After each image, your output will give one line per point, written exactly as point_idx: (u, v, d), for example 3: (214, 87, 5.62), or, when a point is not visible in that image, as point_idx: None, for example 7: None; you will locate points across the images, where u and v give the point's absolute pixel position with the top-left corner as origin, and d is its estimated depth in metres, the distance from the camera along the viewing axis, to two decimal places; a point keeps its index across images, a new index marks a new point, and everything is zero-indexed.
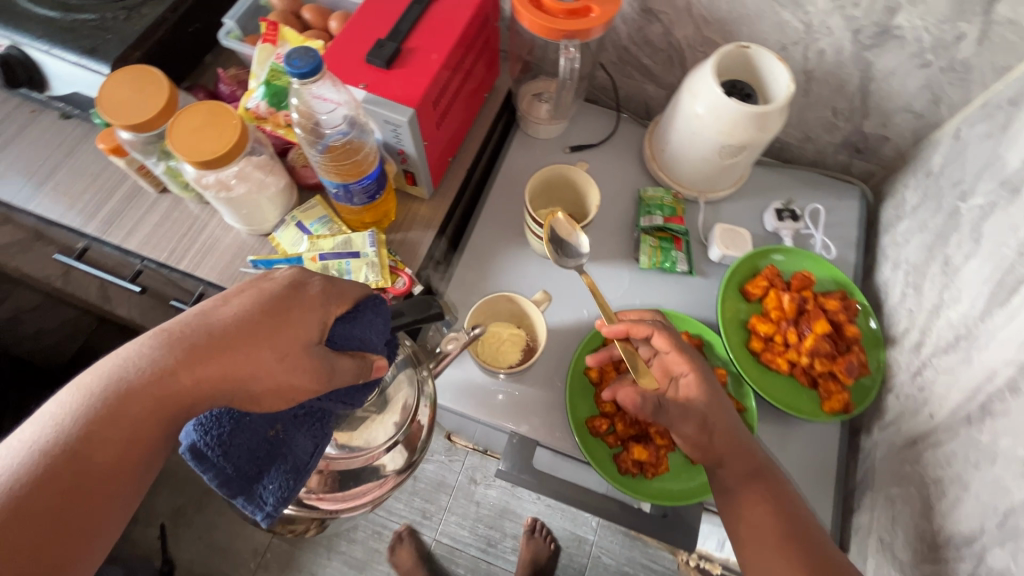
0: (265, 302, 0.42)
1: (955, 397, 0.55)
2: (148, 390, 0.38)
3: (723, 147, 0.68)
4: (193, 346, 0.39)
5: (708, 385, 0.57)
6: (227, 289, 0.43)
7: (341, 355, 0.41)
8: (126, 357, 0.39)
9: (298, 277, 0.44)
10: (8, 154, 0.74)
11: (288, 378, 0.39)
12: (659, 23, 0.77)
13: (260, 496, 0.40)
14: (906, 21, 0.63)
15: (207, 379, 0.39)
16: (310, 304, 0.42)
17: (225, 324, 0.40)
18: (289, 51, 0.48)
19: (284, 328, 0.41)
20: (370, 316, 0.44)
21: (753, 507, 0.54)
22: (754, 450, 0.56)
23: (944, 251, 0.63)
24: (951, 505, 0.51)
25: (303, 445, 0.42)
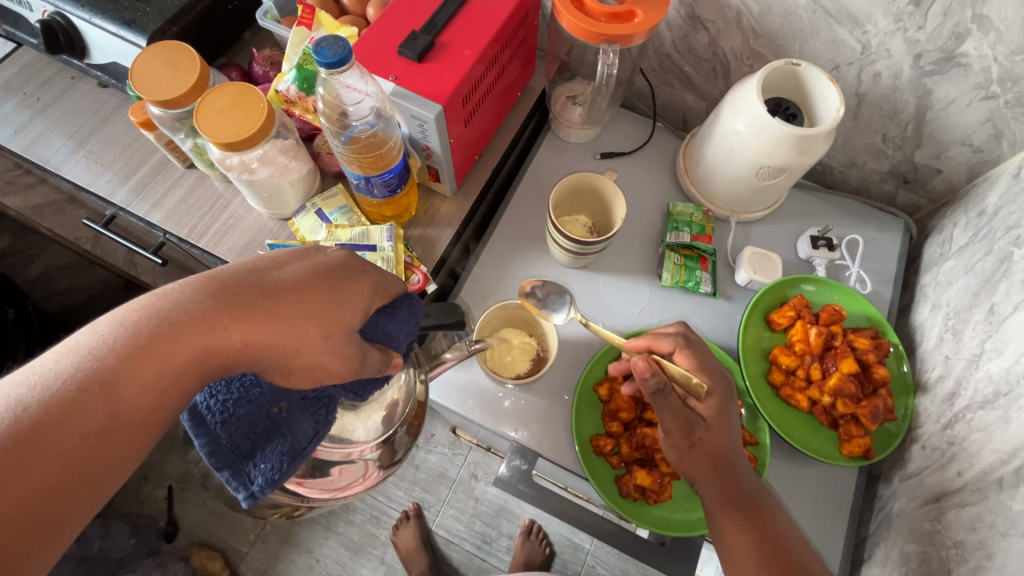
0: (317, 275, 0.40)
1: (988, 457, 0.51)
2: (194, 340, 0.35)
3: (761, 168, 0.65)
4: (245, 302, 0.37)
5: (725, 407, 0.55)
6: (281, 252, 0.41)
7: (371, 347, 0.41)
8: (173, 298, 0.36)
9: (352, 258, 0.42)
10: (46, 117, 0.75)
11: (325, 360, 0.38)
12: (706, 32, 0.73)
13: (248, 474, 0.39)
14: (973, 48, 0.58)
15: (255, 341, 0.37)
16: (360, 288, 0.41)
17: (281, 288, 0.39)
18: (318, 40, 0.47)
19: (332, 307, 0.39)
20: (405, 315, 0.42)
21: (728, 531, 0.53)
22: (741, 479, 0.54)
23: (990, 298, 0.59)
24: (972, 572, 0.48)
25: (304, 429, 0.40)
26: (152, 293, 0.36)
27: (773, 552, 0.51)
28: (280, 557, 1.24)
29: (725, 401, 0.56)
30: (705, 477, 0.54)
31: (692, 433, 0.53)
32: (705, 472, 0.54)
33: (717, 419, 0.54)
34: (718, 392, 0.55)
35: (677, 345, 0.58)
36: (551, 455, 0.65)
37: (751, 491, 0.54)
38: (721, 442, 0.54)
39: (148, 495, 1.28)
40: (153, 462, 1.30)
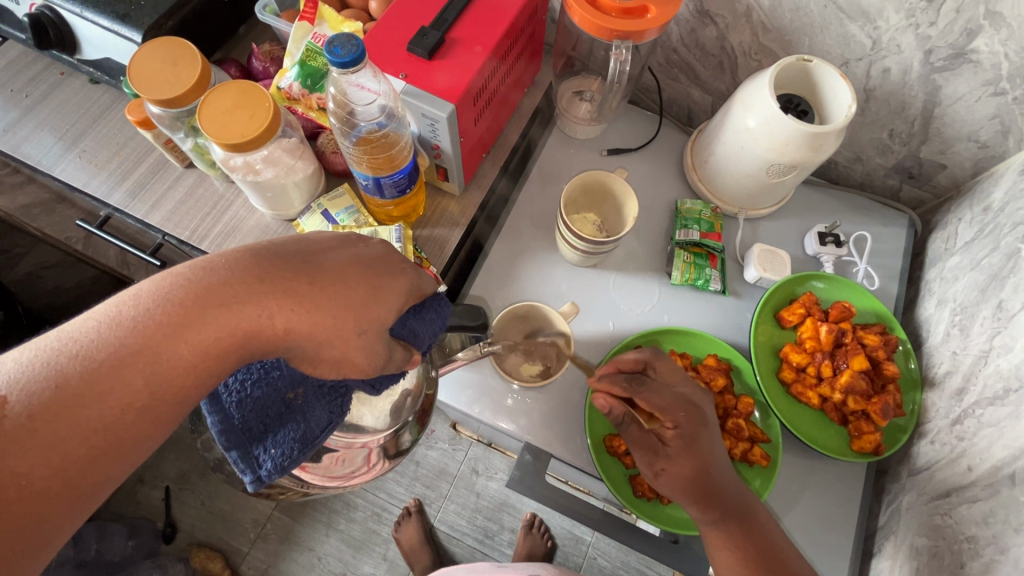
0: (358, 266, 0.39)
1: (1000, 453, 0.52)
2: (239, 322, 0.34)
3: (772, 165, 0.65)
4: (289, 285, 0.36)
5: (700, 433, 0.53)
6: (325, 237, 0.40)
7: (397, 343, 0.40)
8: (219, 274, 0.34)
9: (390, 253, 0.42)
10: (36, 114, 0.72)
11: (355, 354, 0.37)
12: (715, 27, 0.73)
13: (257, 459, 0.37)
14: (984, 45, 0.58)
15: (296, 330, 0.36)
16: (399, 286, 0.40)
17: (327, 278, 0.37)
18: (330, 39, 0.45)
19: (366, 304, 0.38)
20: (433, 315, 0.42)
21: (717, 540, 0.54)
22: (727, 494, 0.53)
23: (998, 294, 0.60)
24: (985, 566, 0.49)
25: (318, 418, 0.38)
26: (196, 264, 0.35)
27: (764, 559, 0.52)
28: (282, 555, 1.23)
29: (697, 432, 0.53)
30: (688, 499, 0.53)
31: (655, 462, 0.53)
32: (684, 496, 0.53)
33: (679, 448, 0.53)
34: (687, 425, 0.53)
35: (633, 393, 0.53)
36: (565, 455, 0.65)
37: (742, 505, 0.54)
38: (689, 470, 0.52)
39: (145, 496, 1.26)
40: (149, 463, 1.29)
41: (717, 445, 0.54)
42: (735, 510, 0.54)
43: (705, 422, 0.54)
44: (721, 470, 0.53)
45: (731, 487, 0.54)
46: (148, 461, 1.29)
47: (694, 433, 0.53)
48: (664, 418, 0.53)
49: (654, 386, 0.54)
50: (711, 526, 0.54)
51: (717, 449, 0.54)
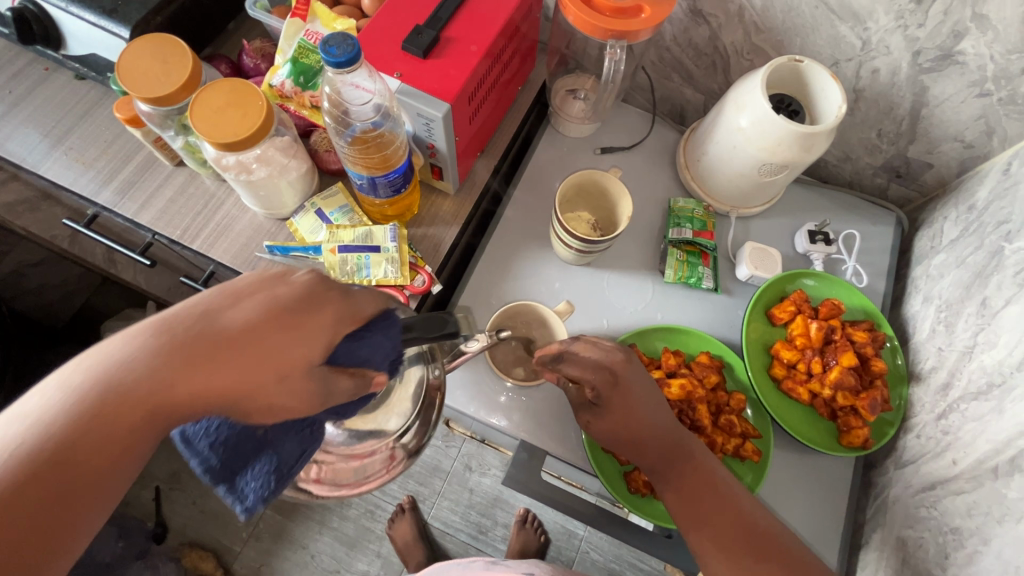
0: (276, 311, 0.36)
1: (983, 446, 0.53)
2: (147, 395, 0.32)
3: (763, 164, 0.66)
4: (198, 351, 0.34)
5: (623, 386, 0.53)
6: (235, 285, 0.37)
7: (341, 373, 0.36)
8: (117, 355, 0.33)
9: (319, 283, 0.38)
10: (21, 111, 0.71)
11: (284, 400, 0.35)
12: (708, 26, 0.73)
13: (241, 490, 0.37)
14: (971, 46, 0.59)
15: (212, 392, 0.34)
16: (324, 320, 0.36)
17: (234, 335, 0.34)
18: (326, 39, 0.45)
19: (287, 345, 0.35)
20: (379, 338, 0.37)
21: (672, 485, 0.54)
22: (656, 441, 0.54)
23: (982, 291, 0.61)
24: (969, 557, 0.50)
25: (291, 448, 0.38)
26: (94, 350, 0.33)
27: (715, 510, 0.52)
28: (274, 554, 1.23)
29: (612, 391, 0.53)
30: (617, 446, 0.55)
31: (582, 415, 0.56)
32: (615, 445, 0.55)
33: (607, 407, 0.53)
34: (603, 385, 0.52)
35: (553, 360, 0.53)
36: (561, 453, 0.66)
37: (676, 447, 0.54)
38: (608, 424, 0.54)
39: (135, 497, 1.25)
40: None
41: (641, 399, 0.53)
42: (670, 455, 0.54)
43: (624, 381, 0.53)
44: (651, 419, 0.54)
45: (662, 435, 0.54)
46: None
47: (612, 390, 0.53)
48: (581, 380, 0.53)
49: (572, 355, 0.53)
50: (655, 474, 0.55)
51: (641, 400, 0.53)
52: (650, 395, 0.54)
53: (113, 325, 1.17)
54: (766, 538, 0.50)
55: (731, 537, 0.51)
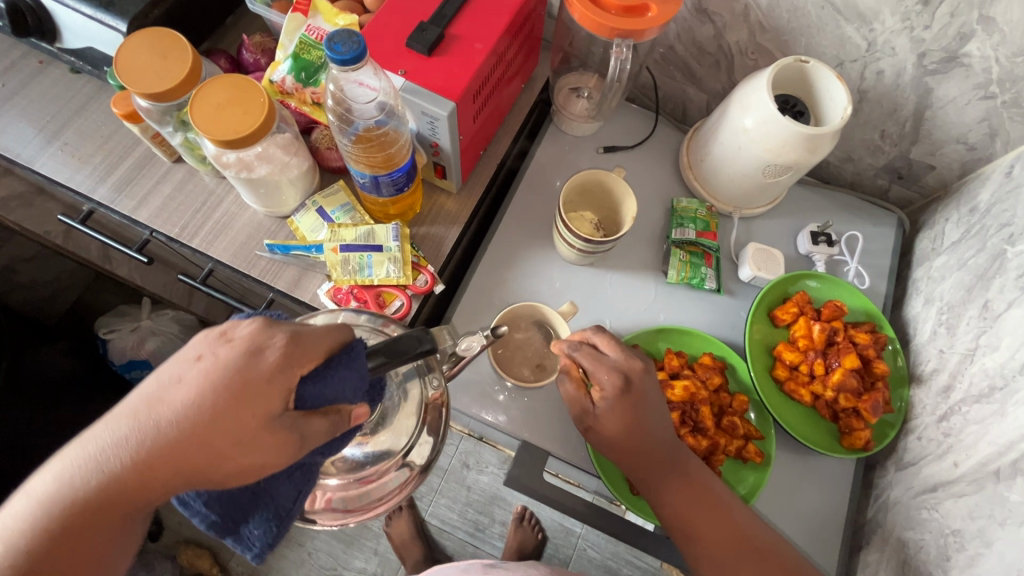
0: (218, 380, 0.36)
1: (984, 449, 0.53)
2: (128, 473, 0.36)
3: (768, 165, 0.65)
4: (155, 435, 0.36)
5: (635, 395, 0.53)
6: (181, 358, 0.37)
7: (309, 416, 0.36)
8: (98, 444, 0.37)
9: (256, 338, 0.37)
10: (15, 105, 0.69)
11: (247, 461, 0.35)
12: (712, 25, 0.73)
13: (247, 537, 0.39)
14: (976, 49, 0.59)
15: (177, 466, 0.36)
16: (267, 377, 0.36)
17: (180, 412, 0.36)
18: (331, 36, 0.44)
19: (239, 408, 0.35)
20: (342, 374, 0.36)
21: (670, 492, 0.54)
22: (661, 446, 0.54)
23: (984, 294, 0.61)
24: (970, 559, 0.50)
25: (285, 492, 0.39)
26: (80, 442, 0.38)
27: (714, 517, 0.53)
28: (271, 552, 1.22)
29: (627, 394, 0.53)
30: (619, 454, 0.55)
31: (587, 419, 0.55)
32: (618, 453, 0.55)
33: (611, 413, 0.53)
34: (616, 390, 0.53)
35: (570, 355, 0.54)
36: (564, 455, 0.66)
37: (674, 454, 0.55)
38: (617, 428, 0.53)
39: None
40: None
41: (650, 404, 0.54)
42: (668, 463, 0.55)
43: (640, 391, 0.54)
44: (653, 428, 0.54)
45: (665, 442, 0.54)
46: None
47: (624, 396, 0.53)
48: (596, 381, 0.53)
49: (590, 352, 0.54)
50: (649, 484, 0.55)
51: (650, 410, 0.54)
52: (656, 401, 0.55)
53: (107, 322, 1.15)
54: (757, 549, 0.52)
55: (723, 547, 0.52)
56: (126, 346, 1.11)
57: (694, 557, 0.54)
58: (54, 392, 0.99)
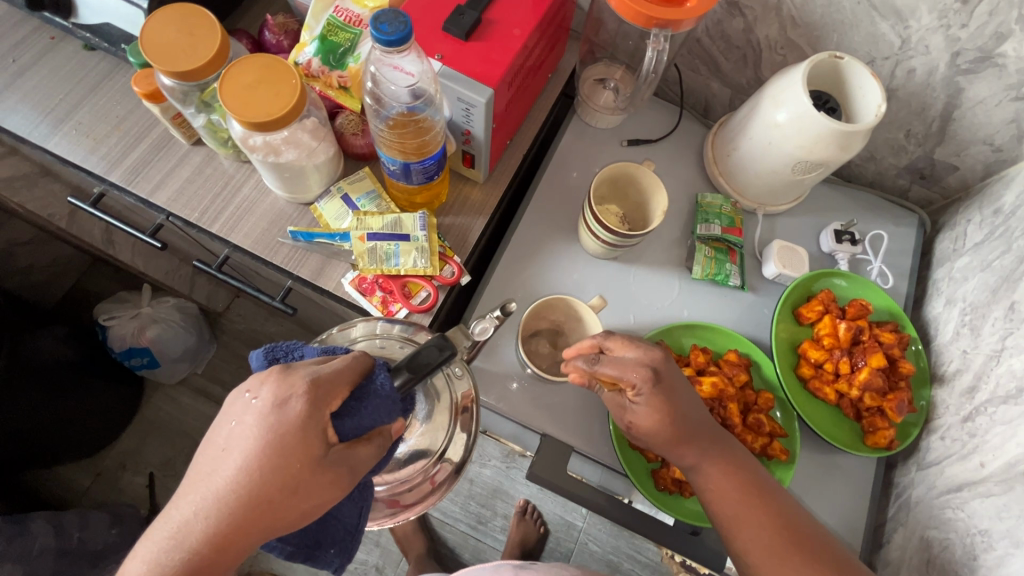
0: (260, 443, 0.37)
1: (1013, 450, 0.54)
2: (199, 560, 0.37)
3: (799, 162, 0.65)
4: (213, 509, 0.37)
5: (668, 384, 0.52)
6: (219, 435, 0.39)
7: (355, 444, 0.39)
8: (160, 545, 0.37)
9: (277, 397, 0.38)
10: (26, 81, 0.67)
11: (311, 502, 0.38)
12: (743, 18, 0.72)
13: (325, 559, 0.44)
14: (1013, 49, 0.59)
15: (242, 532, 0.37)
16: (303, 424, 0.37)
17: (234, 482, 0.37)
18: (377, 14, 0.44)
19: (285, 463, 0.37)
20: (374, 403, 0.39)
21: (716, 477, 0.53)
22: (702, 433, 0.54)
23: (1010, 295, 0.61)
24: (1000, 559, 0.51)
25: (349, 510, 0.44)
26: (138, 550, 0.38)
27: (765, 498, 0.52)
28: None
29: (658, 389, 0.51)
30: (664, 447, 0.54)
31: (626, 416, 0.55)
32: (663, 446, 0.54)
33: (647, 406, 0.52)
34: (647, 383, 0.51)
35: (592, 367, 0.53)
36: (588, 449, 0.65)
37: (717, 437, 0.54)
38: (654, 423, 0.52)
39: (128, 482, 1.17)
40: (130, 449, 1.20)
41: (685, 394, 0.53)
42: (712, 448, 0.54)
43: (670, 379, 0.52)
44: (690, 412, 0.53)
45: (705, 427, 0.54)
46: (132, 446, 1.20)
47: (656, 387, 0.51)
48: (623, 381, 0.52)
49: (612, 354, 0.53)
50: (696, 472, 0.54)
51: (685, 397, 0.53)
52: (688, 389, 0.54)
53: (108, 309, 1.13)
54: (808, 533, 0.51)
55: (772, 532, 0.51)
56: (126, 333, 1.08)
57: (740, 550, 0.51)
58: (54, 379, 0.96)
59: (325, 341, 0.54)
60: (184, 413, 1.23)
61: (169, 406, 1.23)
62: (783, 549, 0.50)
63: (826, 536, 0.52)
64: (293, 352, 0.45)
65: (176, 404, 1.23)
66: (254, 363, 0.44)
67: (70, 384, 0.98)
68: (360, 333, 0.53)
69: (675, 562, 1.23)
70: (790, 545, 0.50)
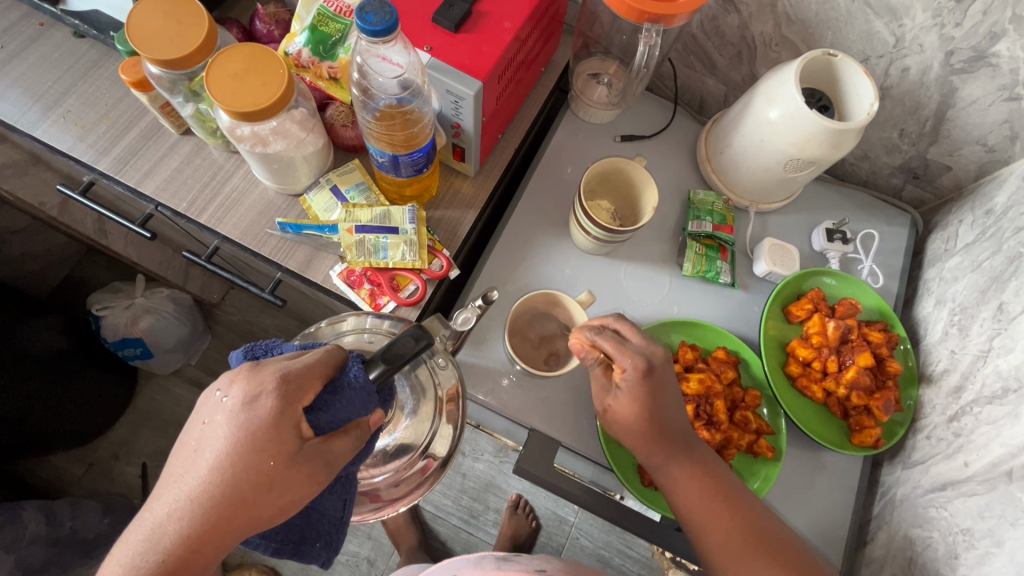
0: (231, 443, 0.37)
1: (996, 451, 0.54)
2: (176, 560, 0.37)
3: (790, 160, 0.65)
4: (187, 510, 0.37)
5: (657, 379, 0.52)
6: (190, 438, 0.39)
7: (332, 438, 0.39)
8: (135, 547, 0.37)
9: (248, 397, 0.38)
10: (14, 68, 0.67)
11: (288, 498, 0.38)
12: (738, 14, 0.71)
13: (313, 553, 0.44)
14: (1006, 49, 0.59)
15: (218, 532, 0.37)
16: (274, 421, 0.37)
17: (207, 482, 0.37)
18: (362, 4, 0.43)
19: (258, 461, 0.37)
20: (349, 395, 0.39)
21: (683, 480, 0.54)
22: (676, 432, 0.54)
23: (998, 296, 0.61)
24: (980, 558, 0.51)
25: (333, 504, 0.44)
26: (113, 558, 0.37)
27: (734, 502, 0.53)
28: None
29: (645, 381, 0.52)
30: (635, 439, 0.54)
31: (605, 399, 0.54)
32: (633, 437, 0.54)
33: (629, 393, 0.52)
34: (637, 371, 0.51)
35: (594, 337, 0.53)
36: (575, 443, 0.65)
37: (691, 440, 0.55)
38: (631, 412, 0.53)
39: (120, 473, 1.17)
40: (123, 439, 1.19)
41: (670, 393, 0.54)
42: (684, 448, 0.54)
43: (660, 377, 0.52)
44: (670, 412, 0.53)
45: (680, 429, 0.54)
46: (125, 436, 1.20)
47: (645, 379, 0.51)
48: (619, 361, 0.52)
49: (616, 331, 0.54)
50: (664, 471, 0.54)
51: (669, 394, 0.53)
52: (673, 391, 0.54)
53: (100, 299, 1.12)
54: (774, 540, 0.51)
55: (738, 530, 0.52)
56: (119, 324, 1.08)
57: (706, 547, 0.52)
58: (47, 369, 0.96)
59: (313, 334, 0.54)
60: (176, 404, 1.23)
61: (161, 397, 1.23)
62: (752, 552, 0.50)
63: (793, 543, 0.52)
64: (274, 350, 0.44)
65: (169, 394, 1.23)
66: (232, 361, 0.43)
67: (62, 374, 0.98)
68: (348, 327, 0.53)
69: (666, 557, 1.24)
70: (754, 546, 0.51)
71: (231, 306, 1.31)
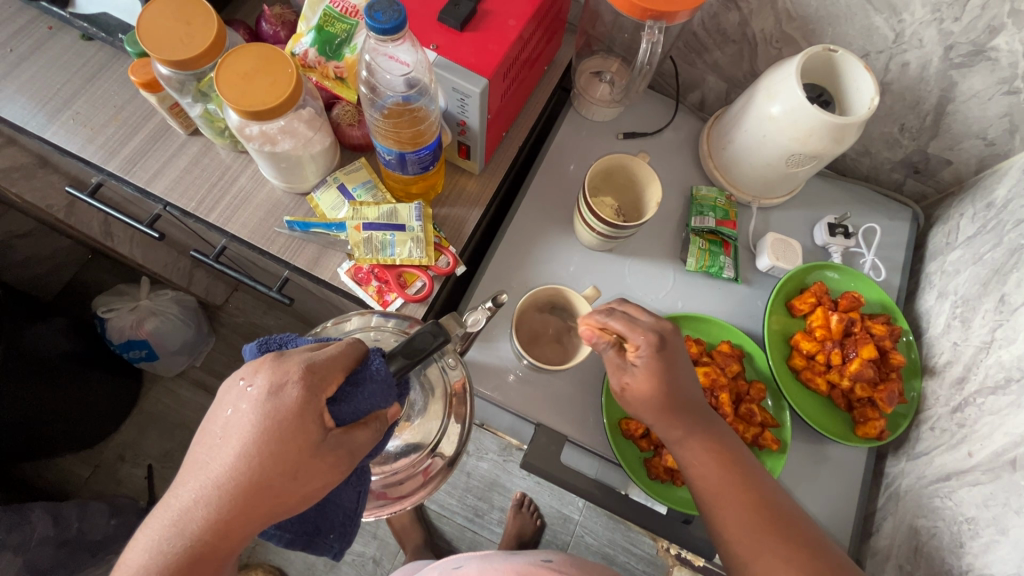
0: (258, 430, 0.38)
1: (1000, 440, 0.54)
2: (203, 546, 0.38)
3: (792, 155, 0.65)
4: (215, 496, 0.38)
5: (670, 352, 0.53)
6: (217, 427, 0.40)
7: (354, 428, 0.40)
8: (162, 531, 0.38)
9: (274, 389, 0.38)
10: (23, 72, 0.67)
11: (310, 489, 0.39)
12: (738, 12, 0.72)
13: (325, 545, 0.45)
14: (1004, 43, 0.59)
15: (244, 518, 0.38)
16: (299, 409, 0.38)
17: (234, 469, 0.38)
18: (371, 3, 0.44)
19: (283, 449, 0.38)
20: (371, 387, 0.39)
21: (701, 454, 0.53)
22: (694, 409, 0.54)
23: (1000, 287, 0.61)
24: (985, 547, 0.52)
25: (348, 495, 0.45)
26: (142, 543, 0.38)
27: (749, 483, 0.53)
28: None
29: (660, 355, 0.52)
30: (653, 415, 0.54)
31: (621, 377, 0.54)
32: (652, 414, 0.54)
33: (646, 369, 0.52)
34: (651, 346, 0.52)
35: (605, 319, 0.54)
36: (581, 438, 0.66)
37: (708, 417, 0.55)
38: (649, 387, 0.53)
39: (127, 475, 1.18)
40: (129, 441, 1.20)
41: (683, 368, 0.54)
42: (700, 424, 0.54)
43: (672, 353, 0.53)
44: (687, 394, 0.54)
45: (695, 404, 0.54)
46: (131, 438, 1.20)
47: (660, 352, 0.52)
48: (630, 340, 0.52)
49: (626, 312, 0.54)
50: (681, 448, 0.54)
51: (683, 366, 0.54)
52: (686, 366, 0.54)
53: (105, 301, 1.13)
54: (790, 523, 0.51)
55: (759, 527, 0.51)
56: (125, 326, 1.09)
57: (724, 533, 0.52)
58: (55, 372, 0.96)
59: (321, 334, 0.55)
60: (182, 405, 1.24)
61: (167, 398, 1.24)
62: (763, 526, 0.51)
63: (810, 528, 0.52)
64: (288, 344, 0.45)
65: (174, 396, 1.24)
66: (249, 355, 0.44)
67: (70, 376, 0.99)
68: (355, 326, 0.54)
69: (671, 554, 1.24)
70: (768, 521, 0.51)
71: (236, 307, 1.32)
